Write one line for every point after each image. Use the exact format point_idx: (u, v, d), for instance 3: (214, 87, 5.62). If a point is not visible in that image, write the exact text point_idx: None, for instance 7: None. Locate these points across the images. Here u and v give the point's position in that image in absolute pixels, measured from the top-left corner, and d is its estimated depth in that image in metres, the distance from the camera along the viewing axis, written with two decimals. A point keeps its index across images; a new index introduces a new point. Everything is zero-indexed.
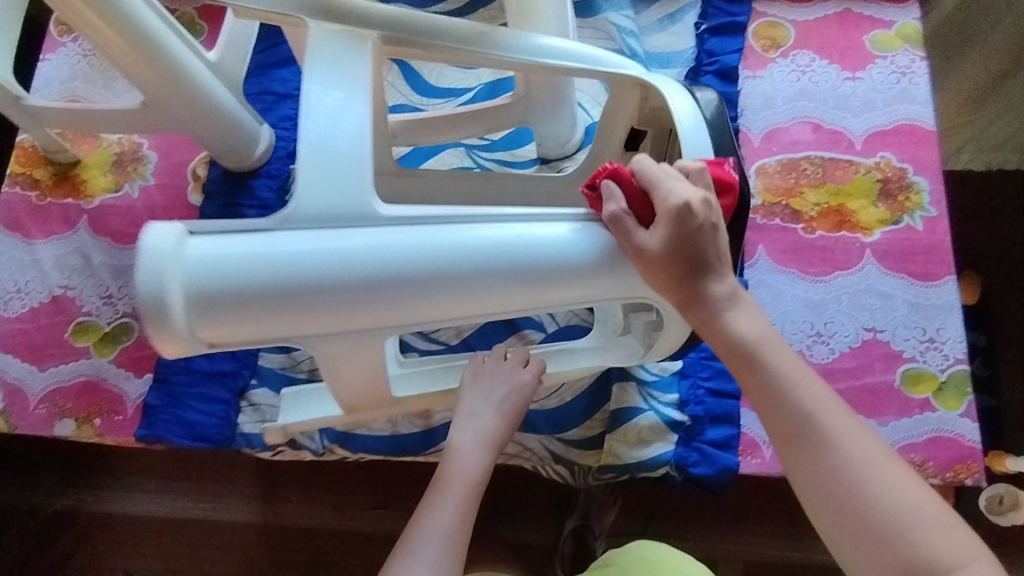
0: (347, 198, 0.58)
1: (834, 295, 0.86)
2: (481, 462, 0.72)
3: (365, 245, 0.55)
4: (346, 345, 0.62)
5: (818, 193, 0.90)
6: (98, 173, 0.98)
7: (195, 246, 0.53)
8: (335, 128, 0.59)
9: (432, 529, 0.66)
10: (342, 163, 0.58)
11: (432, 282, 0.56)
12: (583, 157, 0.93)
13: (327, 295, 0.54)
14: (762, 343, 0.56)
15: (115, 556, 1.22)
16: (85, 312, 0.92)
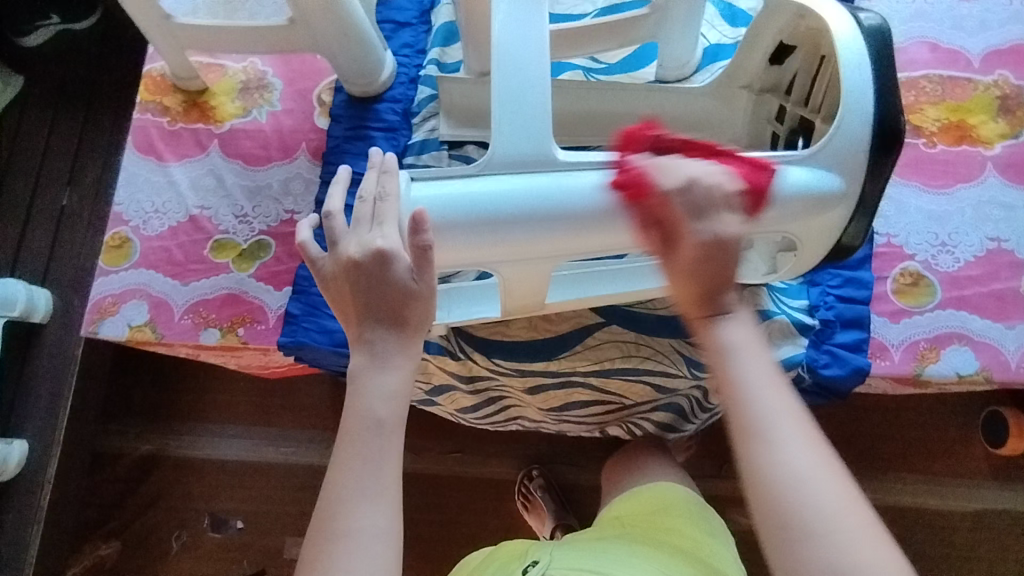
0: (533, 137, 0.62)
1: (958, 207, 0.88)
2: (394, 386, 0.59)
3: (550, 188, 0.61)
4: (523, 271, 0.67)
5: (938, 109, 0.92)
6: (226, 99, 1.01)
7: (415, 189, 0.62)
8: (522, 63, 0.63)
9: (360, 455, 0.56)
10: (528, 100, 0.63)
11: (606, 217, 0.61)
12: (703, 78, 0.94)
13: (517, 230, 0.61)
14: (738, 347, 0.54)
15: (200, 497, 1.29)
16: (222, 231, 0.95)
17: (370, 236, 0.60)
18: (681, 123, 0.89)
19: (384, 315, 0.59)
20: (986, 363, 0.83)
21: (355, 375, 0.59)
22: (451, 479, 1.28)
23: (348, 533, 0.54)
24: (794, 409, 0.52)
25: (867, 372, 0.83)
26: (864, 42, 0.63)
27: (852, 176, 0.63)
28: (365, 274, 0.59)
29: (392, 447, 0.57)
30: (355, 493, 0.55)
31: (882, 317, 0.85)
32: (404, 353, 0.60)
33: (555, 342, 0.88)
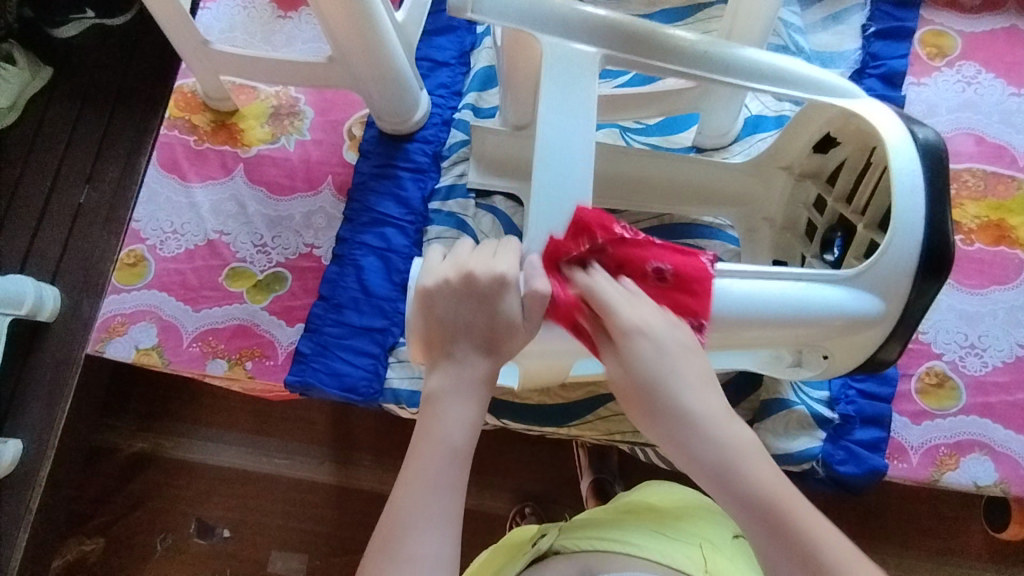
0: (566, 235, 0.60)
1: (990, 309, 0.86)
2: (472, 419, 0.53)
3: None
4: (544, 363, 0.66)
5: (979, 205, 0.89)
6: (255, 123, 1.00)
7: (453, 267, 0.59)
8: (566, 161, 0.60)
9: (427, 481, 0.50)
10: (569, 189, 0.60)
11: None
12: (741, 150, 0.92)
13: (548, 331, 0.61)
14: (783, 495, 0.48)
15: (192, 501, 1.23)
16: (240, 258, 0.94)
17: (488, 260, 0.56)
18: (713, 197, 0.88)
19: (488, 337, 0.55)
20: (1004, 475, 0.81)
21: (439, 394, 0.53)
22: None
23: (409, 560, 0.48)
24: (806, 511, 0.47)
25: (883, 472, 0.81)
26: (919, 156, 0.61)
27: (893, 301, 0.61)
28: (475, 297, 0.54)
29: (462, 475, 0.52)
30: (419, 520, 0.49)
31: (903, 416, 0.83)
32: (482, 386, 0.54)
33: (565, 409, 0.86)
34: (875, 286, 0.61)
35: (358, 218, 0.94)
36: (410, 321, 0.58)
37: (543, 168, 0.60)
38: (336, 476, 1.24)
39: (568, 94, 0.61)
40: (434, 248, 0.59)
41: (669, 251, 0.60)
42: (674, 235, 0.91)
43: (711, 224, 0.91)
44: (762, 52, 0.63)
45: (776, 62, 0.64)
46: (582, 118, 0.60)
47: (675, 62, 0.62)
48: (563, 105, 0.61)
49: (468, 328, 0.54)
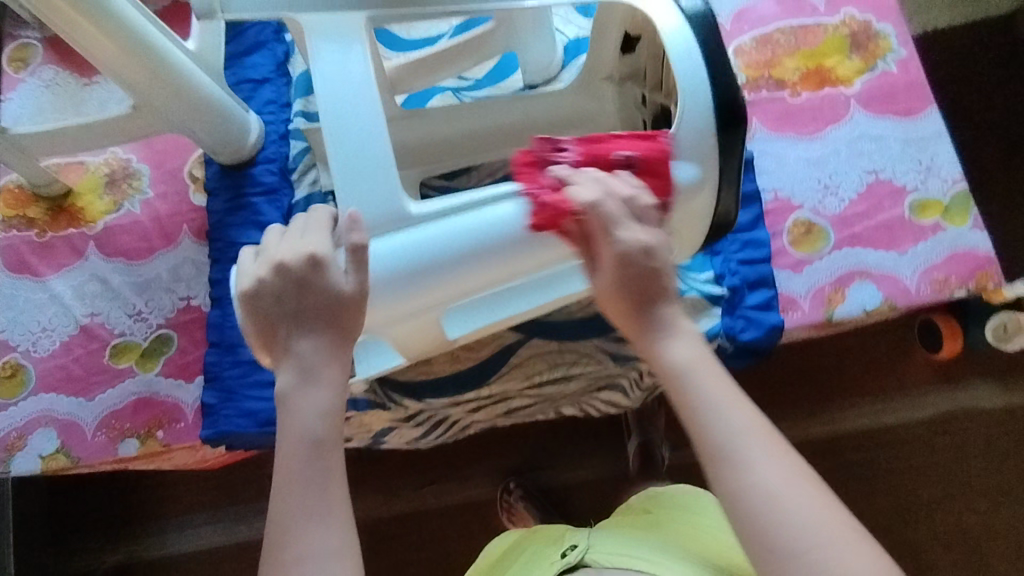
0: (379, 199, 0.58)
1: (832, 148, 0.90)
2: (330, 403, 0.55)
3: (416, 243, 0.59)
4: (412, 325, 0.64)
5: (795, 59, 0.94)
6: (93, 197, 0.96)
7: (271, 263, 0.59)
8: (360, 125, 0.58)
9: (301, 478, 0.53)
10: (368, 151, 0.58)
11: (471, 263, 0.60)
12: (569, 74, 0.94)
13: (391, 294, 0.58)
14: (749, 442, 0.52)
15: None
16: (119, 334, 0.91)
17: (298, 245, 0.57)
18: (555, 123, 0.89)
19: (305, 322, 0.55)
20: (887, 293, 0.85)
21: (311, 375, 0.55)
22: (430, 514, 1.21)
23: (304, 559, 0.51)
24: (762, 426, 0.53)
25: (782, 327, 0.85)
26: (688, 28, 0.63)
27: (707, 161, 0.63)
28: (297, 281, 0.55)
29: (333, 464, 0.54)
30: (302, 517, 0.52)
31: (786, 270, 0.87)
32: (332, 369, 0.56)
33: (481, 370, 0.87)
34: (689, 153, 0.62)
35: (226, 256, 0.92)
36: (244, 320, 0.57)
37: (335, 137, 0.58)
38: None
39: (339, 56, 0.58)
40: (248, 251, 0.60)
41: (633, 140, 0.62)
42: None
43: None
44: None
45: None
46: (364, 76, 0.58)
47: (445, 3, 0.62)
48: (334, 66, 0.58)
49: (292, 318, 0.55)
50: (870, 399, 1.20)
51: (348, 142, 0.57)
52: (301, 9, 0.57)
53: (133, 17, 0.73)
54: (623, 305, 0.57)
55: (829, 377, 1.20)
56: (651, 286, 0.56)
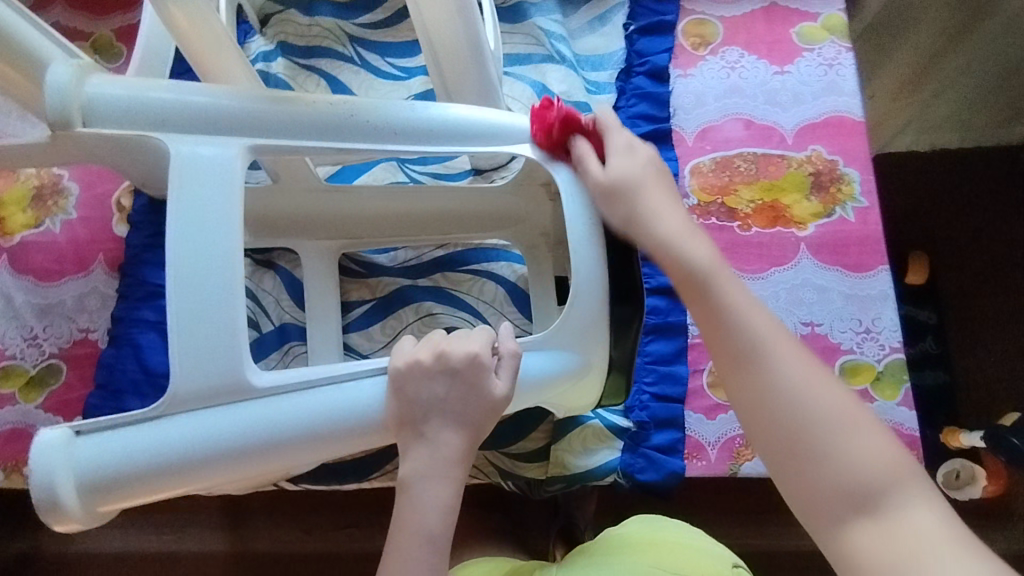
0: (219, 366, 0.53)
1: (772, 291, 0.86)
2: (446, 500, 0.56)
3: (253, 418, 0.53)
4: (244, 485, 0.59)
5: (752, 189, 0.90)
6: (17, 209, 0.94)
7: (84, 444, 0.50)
8: (209, 256, 0.53)
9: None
10: (212, 287, 0.53)
11: (314, 440, 0.55)
12: (517, 165, 0.91)
13: (211, 470, 0.52)
14: (788, 378, 0.53)
15: None
16: (9, 356, 0.88)
17: (464, 340, 0.59)
18: (486, 220, 0.86)
19: (420, 414, 0.56)
20: None
21: (425, 477, 0.56)
22: (329, 563, 1.15)
23: None
24: (795, 357, 0.54)
25: (682, 474, 0.80)
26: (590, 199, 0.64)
27: (593, 347, 0.63)
28: (449, 376, 0.57)
29: (439, 565, 0.55)
30: None
31: (697, 413, 0.83)
32: (455, 465, 0.57)
33: (365, 461, 0.84)
34: (570, 342, 0.63)
35: (133, 293, 0.89)
36: (62, 501, 0.50)
37: (180, 264, 0.53)
38: (230, 543, 1.16)
39: (201, 176, 0.55)
40: (56, 430, 0.50)
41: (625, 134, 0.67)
42: (455, 265, 0.89)
43: (496, 246, 0.89)
44: (469, 110, 0.63)
45: (481, 119, 0.63)
46: (221, 225, 0.54)
47: (328, 124, 0.59)
48: (195, 184, 0.54)
49: (443, 404, 0.57)
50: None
51: (193, 309, 0.53)
52: (171, 128, 0.56)
53: (36, 43, 0.58)
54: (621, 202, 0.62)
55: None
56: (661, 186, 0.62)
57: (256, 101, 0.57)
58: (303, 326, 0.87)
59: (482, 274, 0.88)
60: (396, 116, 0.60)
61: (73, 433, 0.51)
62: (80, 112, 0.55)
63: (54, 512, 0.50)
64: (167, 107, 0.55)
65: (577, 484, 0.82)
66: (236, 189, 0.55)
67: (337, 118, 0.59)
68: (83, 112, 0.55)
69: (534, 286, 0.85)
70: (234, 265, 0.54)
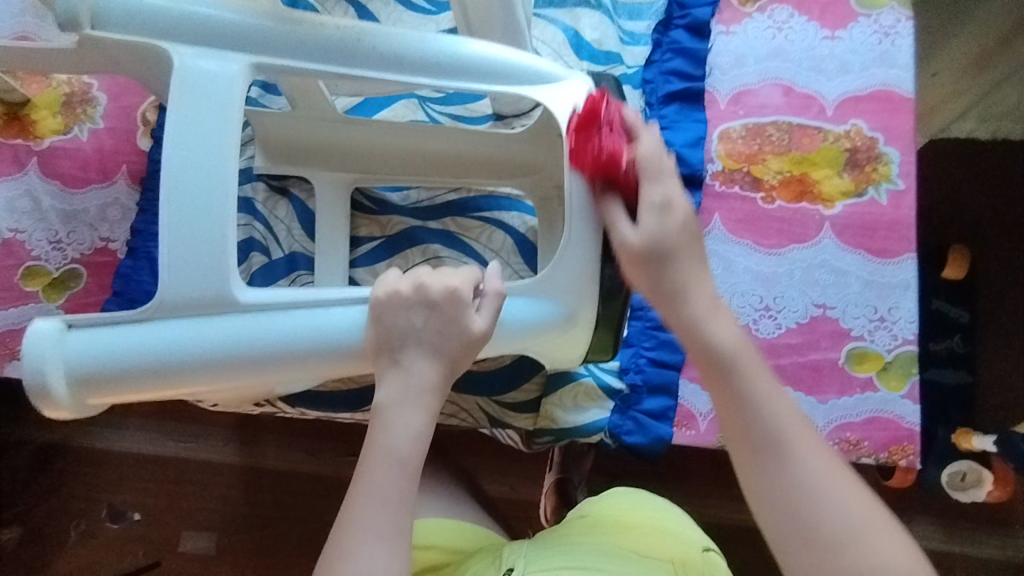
0: (208, 276, 0.55)
1: (787, 269, 0.83)
2: (418, 427, 0.56)
3: (233, 332, 0.55)
4: (231, 393, 0.61)
5: (782, 160, 0.86)
6: (48, 114, 0.96)
7: (75, 338, 0.55)
8: (204, 172, 0.54)
9: (379, 494, 0.54)
10: (204, 201, 0.54)
11: (291, 359, 0.57)
12: (538, 114, 0.89)
13: (191, 376, 0.55)
14: (793, 436, 0.53)
15: (99, 490, 1.22)
16: (35, 256, 0.91)
17: (445, 275, 0.58)
18: (501, 167, 0.85)
19: (393, 346, 0.57)
20: None
21: (397, 401, 0.56)
22: (330, 484, 1.21)
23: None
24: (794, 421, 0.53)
25: (668, 440, 0.80)
26: None
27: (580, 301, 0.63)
28: (428, 308, 0.56)
29: (410, 486, 0.55)
30: (371, 534, 0.52)
31: (692, 383, 0.82)
32: (429, 393, 0.57)
33: (362, 392, 0.86)
34: (555, 292, 0.62)
35: (153, 208, 0.91)
36: (52, 389, 0.54)
37: (174, 178, 0.54)
38: (243, 457, 1.22)
39: (201, 91, 0.55)
40: (51, 322, 0.54)
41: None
42: (467, 210, 0.88)
43: (509, 195, 0.88)
44: (480, 46, 0.60)
45: (494, 58, 0.61)
46: (212, 143, 0.54)
47: (336, 49, 0.58)
48: (193, 99, 0.55)
49: (419, 334, 0.56)
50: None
51: (178, 221, 0.54)
52: (177, 42, 0.56)
53: None
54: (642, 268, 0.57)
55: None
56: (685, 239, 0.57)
57: (265, 16, 0.57)
58: (311, 256, 0.88)
59: (492, 222, 0.88)
60: (404, 47, 0.59)
61: (67, 326, 0.55)
62: (87, 15, 0.55)
63: (53, 399, 0.54)
64: (178, 17, 0.56)
65: (564, 440, 0.83)
66: (236, 108, 0.55)
67: (340, 44, 0.58)
68: (91, 17, 0.55)
69: (543, 239, 0.85)
70: (224, 183, 0.55)
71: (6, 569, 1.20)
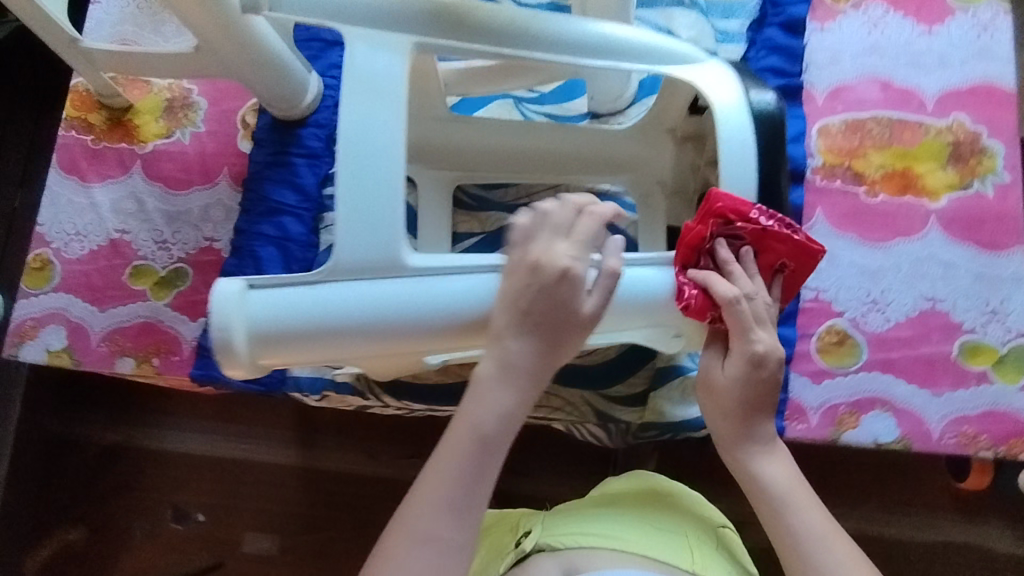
0: (381, 241, 0.56)
1: (893, 262, 0.83)
2: (507, 406, 0.59)
3: (406, 294, 0.57)
4: (381, 361, 0.62)
5: (883, 154, 0.86)
6: (150, 118, 0.98)
7: (256, 297, 0.55)
8: (377, 148, 0.56)
9: (456, 466, 0.58)
10: (377, 174, 0.55)
11: (458, 323, 0.58)
12: (635, 113, 0.90)
13: (364, 338, 0.57)
14: (792, 490, 0.63)
15: (163, 489, 1.23)
16: (141, 256, 0.94)
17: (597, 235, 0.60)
18: (604, 165, 0.86)
19: (520, 320, 0.58)
20: (906, 432, 0.79)
21: (515, 367, 0.59)
22: (397, 486, 1.21)
23: (422, 540, 0.56)
24: (791, 474, 0.64)
25: (780, 434, 0.80)
26: (749, 117, 0.62)
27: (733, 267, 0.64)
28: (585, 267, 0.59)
29: (485, 459, 0.59)
30: (439, 505, 0.57)
31: (803, 376, 0.81)
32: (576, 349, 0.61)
33: (468, 386, 0.87)
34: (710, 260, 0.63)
35: (255, 208, 0.93)
36: (233, 346, 0.55)
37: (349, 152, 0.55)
38: (300, 457, 1.23)
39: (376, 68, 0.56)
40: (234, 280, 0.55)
41: (798, 246, 0.62)
42: None
43: (609, 190, 0.87)
44: (625, 30, 0.61)
45: (644, 44, 0.62)
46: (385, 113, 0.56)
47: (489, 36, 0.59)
48: (368, 76, 0.56)
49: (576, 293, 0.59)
50: (870, 510, 1.08)
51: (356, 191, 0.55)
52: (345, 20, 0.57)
53: None
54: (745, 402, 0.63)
55: (838, 475, 1.09)
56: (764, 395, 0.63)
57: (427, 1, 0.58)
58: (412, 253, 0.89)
59: None
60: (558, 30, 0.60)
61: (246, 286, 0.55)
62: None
63: (226, 357, 0.55)
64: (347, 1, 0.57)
65: (670, 434, 0.83)
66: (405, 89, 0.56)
67: (501, 25, 0.59)
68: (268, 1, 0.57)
69: (647, 235, 0.84)
70: (395, 158, 0.56)
71: (74, 569, 1.21)
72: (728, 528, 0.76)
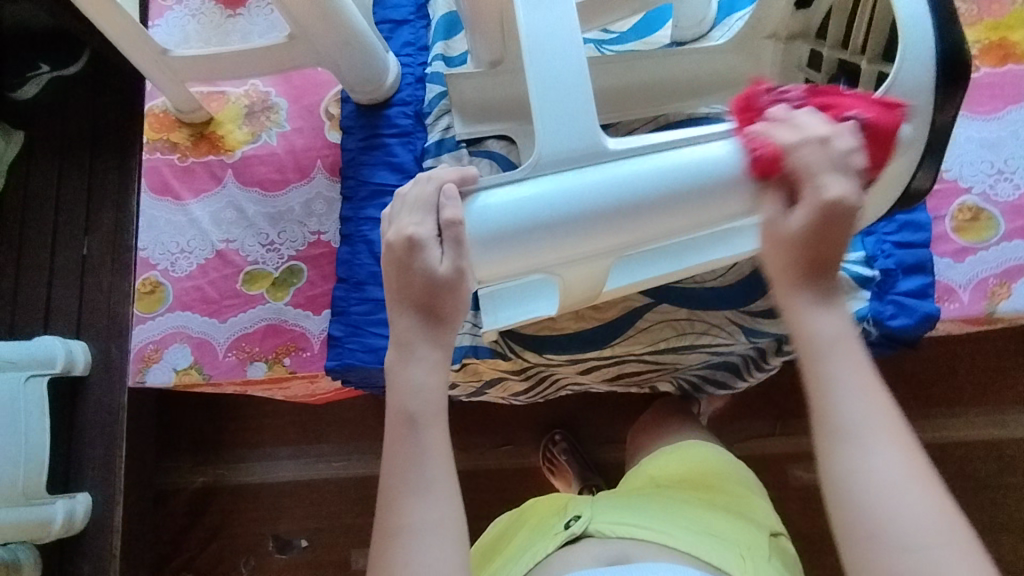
0: (579, 131, 0.55)
1: (1010, 131, 0.84)
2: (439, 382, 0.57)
3: (618, 180, 0.55)
4: (582, 269, 0.62)
5: (977, 30, 0.86)
6: (233, 127, 0.98)
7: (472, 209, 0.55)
8: (559, 48, 0.56)
9: (403, 456, 0.55)
10: (563, 73, 0.56)
11: (671, 204, 0.56)
12: (721, 34, 0.89)
13: (582, 234, 0.55)
14: (871, 428, 0.49)
15: (262, 521, 1.21)
16: (252, 261, 0.93)
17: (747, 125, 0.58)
18: (705, 86, 0.86)
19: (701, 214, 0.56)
20: None
21: (408, 343, 0.57)
22: (508, 470, 1.18)
23: (410, 529, 0.53)
24: (884, 408, 0.50)
25: (937, 317, 0.79)
26: None
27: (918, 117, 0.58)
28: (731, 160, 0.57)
29: (398, 444, 0.56)
30: (419, 489, 0.54)
31: (945, 257, 0.81)
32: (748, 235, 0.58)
33: (608, 328, 0.87)
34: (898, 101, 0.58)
35: (357, 194, 0.92)
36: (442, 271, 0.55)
37: (534, 59, 0.55)
38: None
39: None
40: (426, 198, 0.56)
41: (867, 103, 0.56)
42: None
43: (708, 114, 0.86)
44: None
45: None
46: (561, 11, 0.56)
47: None
48: None
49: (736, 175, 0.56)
50: (991, 408, 1.08)
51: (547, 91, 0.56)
52: None
53: None
54: (799, 258, 0.53)
55: (953, 380, 1.08)
56: (838, 235, 0.52)
57: None
58: None
59: None
60: None
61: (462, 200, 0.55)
62: None
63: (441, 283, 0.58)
64: None
65: None
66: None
67: None
68: None
69: None
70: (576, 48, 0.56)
71: None
72: (783, 536, 0.71)
